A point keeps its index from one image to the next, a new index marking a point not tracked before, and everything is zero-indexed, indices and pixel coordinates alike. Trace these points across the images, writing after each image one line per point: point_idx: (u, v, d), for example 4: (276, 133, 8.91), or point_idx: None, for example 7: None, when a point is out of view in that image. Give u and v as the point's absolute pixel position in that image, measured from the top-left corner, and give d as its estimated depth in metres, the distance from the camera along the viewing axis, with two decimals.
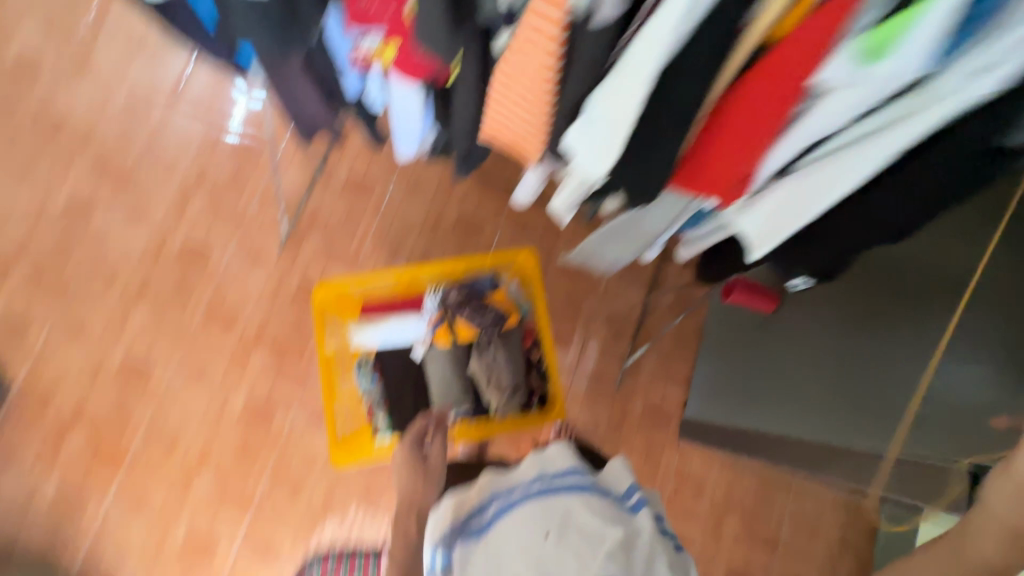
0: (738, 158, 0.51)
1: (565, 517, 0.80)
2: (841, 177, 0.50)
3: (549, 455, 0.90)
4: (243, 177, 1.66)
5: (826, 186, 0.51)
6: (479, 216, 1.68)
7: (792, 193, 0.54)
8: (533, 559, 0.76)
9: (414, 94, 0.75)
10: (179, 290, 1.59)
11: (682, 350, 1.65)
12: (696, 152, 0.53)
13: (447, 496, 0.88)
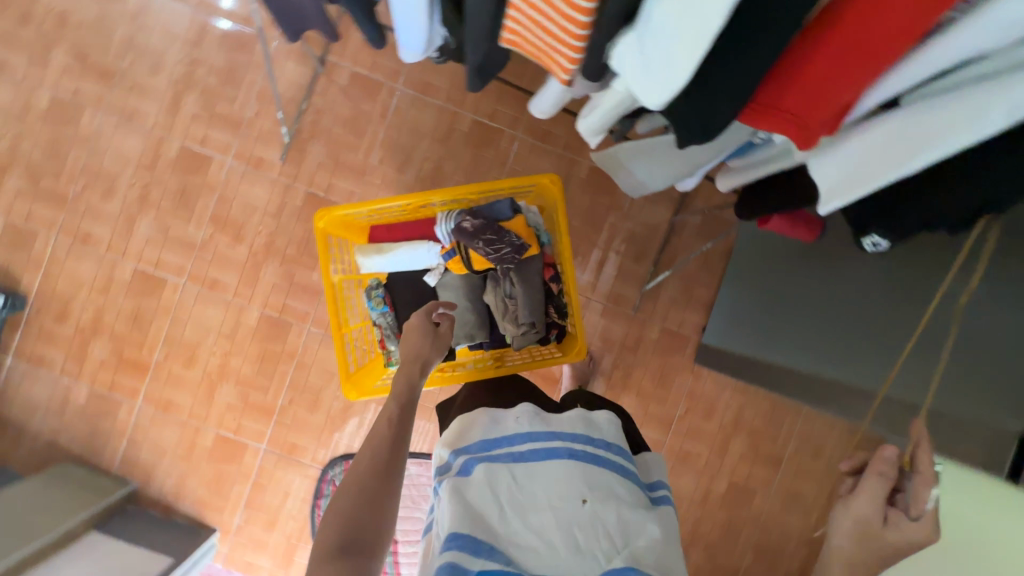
0: (836, 87, 0.40)
1: (613, 496, 0.61)
2: (968, 122, 0.37)
3: (600, 419, 0.70)
4: (236, 76, 1.51)
5: (940, 134, 0.39)
6: (495, 125, 1.53)
7: (892, 137, 0.43)
8: (565, 529, 0.58)
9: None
10: (181, 201, 1.52)
11: (705, 275, 1.58)
12: (782, 77, 0.42)
13: (475, 414, 0.72)
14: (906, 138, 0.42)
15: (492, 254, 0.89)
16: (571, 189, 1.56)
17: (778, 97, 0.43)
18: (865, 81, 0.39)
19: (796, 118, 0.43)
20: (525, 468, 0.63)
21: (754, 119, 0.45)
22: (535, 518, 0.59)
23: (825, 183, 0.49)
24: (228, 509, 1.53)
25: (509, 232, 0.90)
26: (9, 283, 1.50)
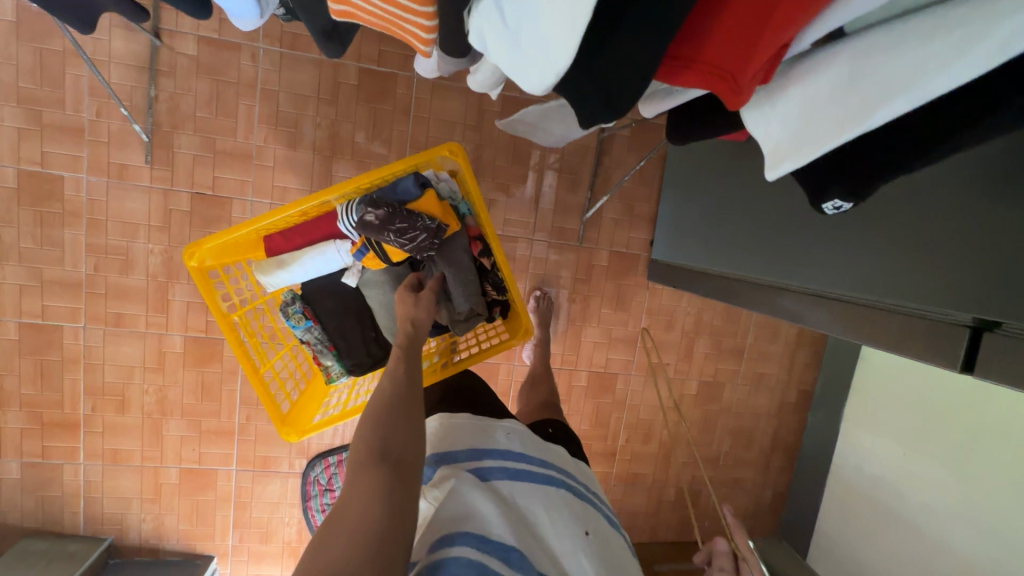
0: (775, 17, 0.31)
1: (606, 534, 0.62)
2: (941, 61, 0.30)
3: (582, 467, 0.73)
4: (55, 73, 1.23)
5: (908, 67, 0.32)
6: (385, 70, 1.33)
7: (845, 77, 0.35)
8: (567, 557, 0.56)
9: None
10: (45, 237, 1.29)
11: (644, 190, 1.51)
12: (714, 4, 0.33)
13: (461, 420, 0.67)
14: (863, 76, 0.34)
15: (407, 244, 0.78)
16: (488, 127, 1.41)
17: (706, 38, 0.34)
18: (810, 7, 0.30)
19: (723, 72, 0.34)
20: (529, 482, 0.60)
21: (673, 76, 0.36)
22: (536, 537, 0.56)
23: (766, 144, 0.41)
24: (218, 533, 1.49)
25: (420, 215, 0.79)
26: None
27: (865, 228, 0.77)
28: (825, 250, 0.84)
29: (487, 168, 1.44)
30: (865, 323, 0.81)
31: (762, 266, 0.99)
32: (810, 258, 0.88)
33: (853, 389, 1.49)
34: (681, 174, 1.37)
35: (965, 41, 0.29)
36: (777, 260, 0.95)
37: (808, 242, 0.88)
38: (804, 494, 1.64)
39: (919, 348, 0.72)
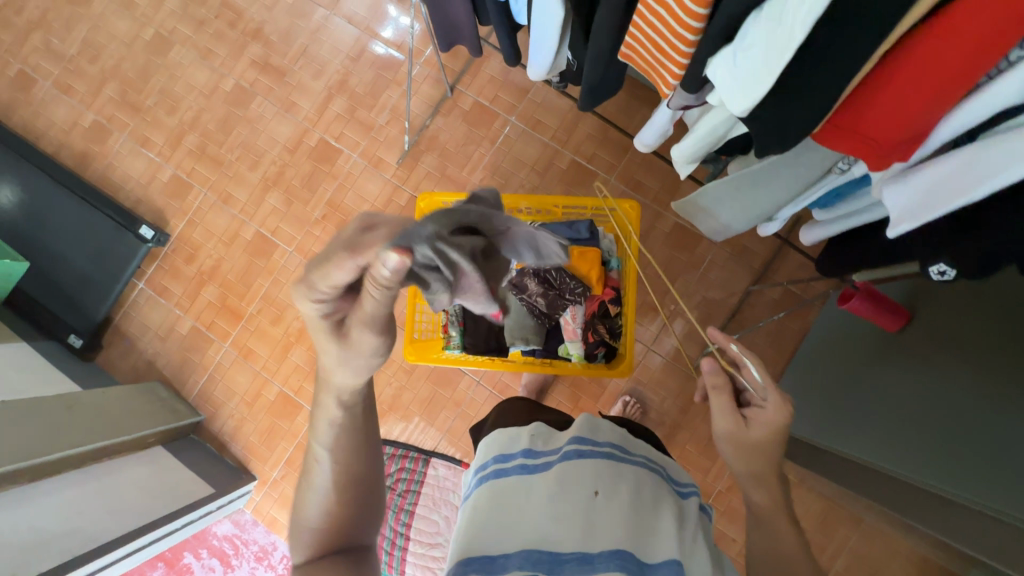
0: (909, 115, 0.42)
1: (633, 490, 0.64)
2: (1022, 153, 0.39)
3: (602, 426, 0.74)
4: (379, 90, 1.76)
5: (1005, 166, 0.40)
6: (591, 167, 1.64)
7: (955, 173, 0.44)
8: (584, 520, 0.59)
9: (555, 14, 0.73)
10: (309, 184, 1.75)
11: (773, 352, 1.53)
12: (861, 98, 0.44)
13: (496, 432, 0.76)
14: (969, 171, 0.43)
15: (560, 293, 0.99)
16: (652, 239, 1.60)
17: (853, 122, 0.46)
18: (938, 110, 0.41)
19: (866, 141, 0.46)
20: (537, 473, 0.67)
21: (831, 139, 0.48)
22: (556, 505, 0.61)
23: (891, 211, 0.50)
24: (271, 461, 1.65)
25: (574, 280, 0.99)
26: (160, 222, 1.79)
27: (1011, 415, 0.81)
28: (975, 440, 0.84)
29: None
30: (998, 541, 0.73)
31: (901, 468, 0.94)
32: (956, 450, 0.86)
33: None
34: (818, 351, 1.38)
35: None
36: (918, 459, 0.92)
37: (953, 432, 0.88)
38: None
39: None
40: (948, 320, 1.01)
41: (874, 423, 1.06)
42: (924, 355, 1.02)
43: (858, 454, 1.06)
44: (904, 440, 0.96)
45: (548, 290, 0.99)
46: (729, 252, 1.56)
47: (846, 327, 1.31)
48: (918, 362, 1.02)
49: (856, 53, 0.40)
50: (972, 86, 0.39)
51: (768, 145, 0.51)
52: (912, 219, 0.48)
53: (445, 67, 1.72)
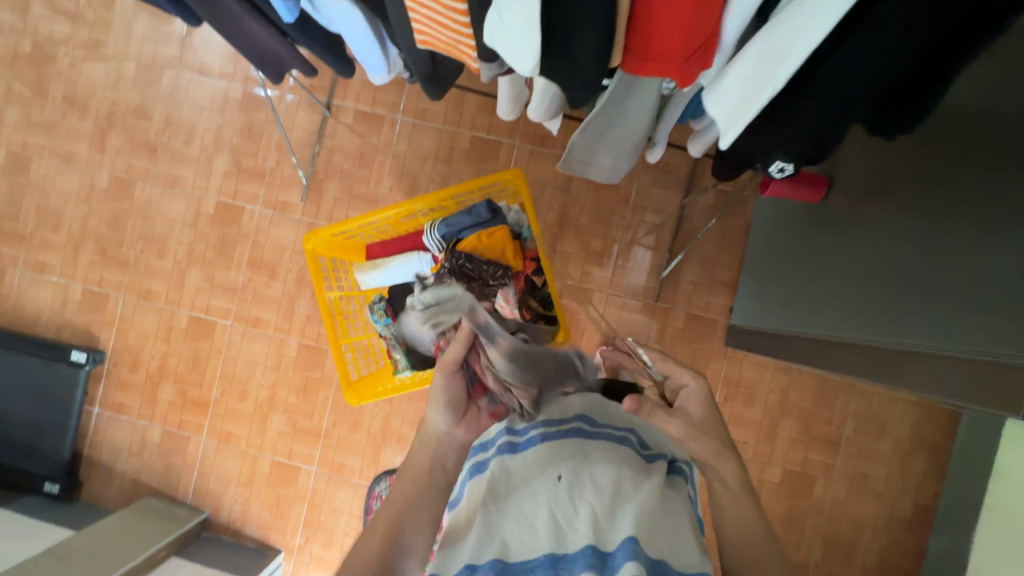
0: (688, 16, 0.39)
1: (605, 465, 0.61)
2: (800, 30, 0.37)
3: (572, 403, 0.73)
4: (257, 133, 1.67)
5: (800, 39, 0.38)
6: (492, 138, 1.58)
7: (757, 62, 0.41)
8: (553, 513, 0.55)
9: (354, 12, 0.67)
10: (223, 251, 1.68)
11: (724, 255, 1.52)
12: (639, 15, 0.41)
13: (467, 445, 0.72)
14: (768, 57, 0.40)
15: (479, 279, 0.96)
16: (574, 188, 1.57)
17: (643, 45, 0.43)
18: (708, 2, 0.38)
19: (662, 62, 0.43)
20: (506, 469, 0.63)
21: (633, 67, 0.45)
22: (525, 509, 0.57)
23: (716, 119, 0.47)
24: (289, 529, 1.63)
25: (489, 263, 0.96)
26: (90, 342, 1.71)
27: (942, 238, 0.75)
28: (939, 277, 0.73)
29: (570, 224, 1.57)
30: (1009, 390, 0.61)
31: (893, 338, 0.81)
32: (935, 294, 0.74)
33: (988, 503, 1.26)
34: (764, 241, 1.37)
35: (813, 20, 0.36)
36: (904, 322, 0.79)
37: (926, 275, 0.76)
38: None
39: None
40: (865, 176, 0.99)
41: (828, 295, 1.01)
42: (864, 212, 0.96)
43: (822, 331, 1.01)
44: (862, 301, 0.90)
45: (470, 283, 0.95)
46: (652, 174, 1.53)
47: (781, 209, 1.30)
48: (859, 220, 0.97)
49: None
50: None
51: (580, 91, 0.49)
52: (743, 122, 0.45)
53: (313, 87, 1.63)
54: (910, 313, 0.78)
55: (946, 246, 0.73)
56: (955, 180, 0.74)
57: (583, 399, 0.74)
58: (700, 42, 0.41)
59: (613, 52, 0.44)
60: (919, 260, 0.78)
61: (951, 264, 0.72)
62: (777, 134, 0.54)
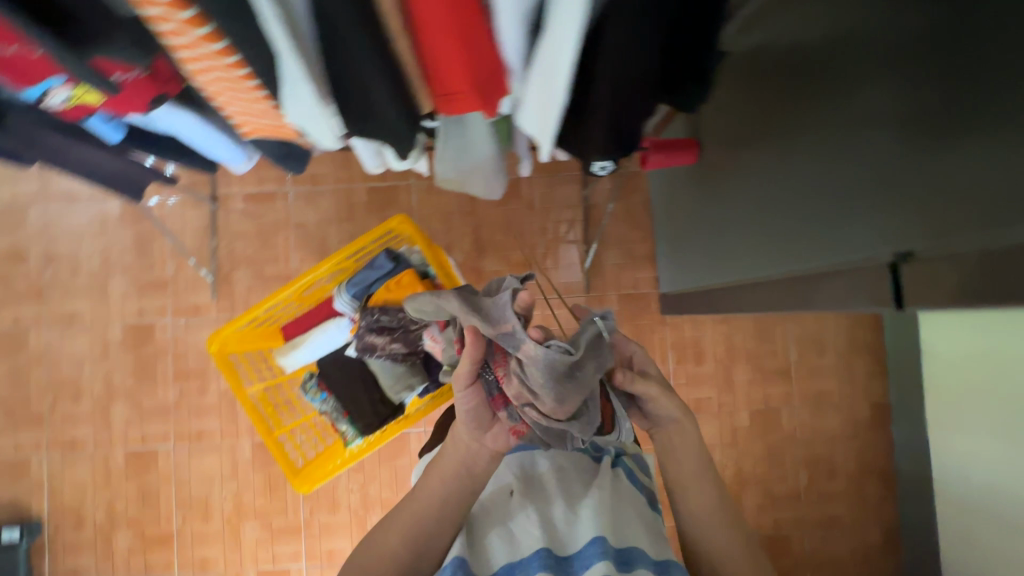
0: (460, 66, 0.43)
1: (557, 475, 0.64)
2: (553, 64, 0.41)
3: None
4: (146, 245, 1.59)
5: (559, 68, 0.41)
6: (387, 184, 1.58)
7: (539, 87, 0.45)
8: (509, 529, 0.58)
9: (191, 121, 0.66)
10: (143, 374, 1.58)
11: (637, 232, 1.57)
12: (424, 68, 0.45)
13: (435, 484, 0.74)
14: (544, 81, 0.44)
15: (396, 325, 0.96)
16: (480, 209, 1.58)
17: (436, 88, 0.46)
18: (472, 46, 0.42)
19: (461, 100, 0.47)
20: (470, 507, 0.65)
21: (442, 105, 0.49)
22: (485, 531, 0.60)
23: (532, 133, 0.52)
24: None
25: (399, 309, 0.96)
26: (22, 513, 1.56)
27: (818, 146, 0.68)
28: (822, 191, 0.67)
29: (486, 244, 1.58)
30: (905, 278, 0.49)
31: (798, 265, 0.71)
32: (831, 207, 0.64)
33: (929, 390, 1.34)
34: (666, 209, 1.43)
35: (556, 56, 0.40)
36: (808, 243, 0.69)
37: (819, 191, 0.67)
38: (925, 516, 1.40)
39: (1014, 200, 0.40)
40: (730, 125, 1.03)
41: (734, 239, 1.00)
42: (748, 152, 0.93)
43: (734, 279, 0.96)
44: (761, 234, 0.85)
45: (393, 334, 0.97)
46: (548, 176, 1.57)
47: (671, 177, 1.37)
48: (744, 162, 0.94)
49: (373, 43, 0.40)
50: (477, 30, 0.41)
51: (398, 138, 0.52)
52: (547, 137, 0.49)
53: (193, 183, 1.58)
54: (800, 233, 0.72)
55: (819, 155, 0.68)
56: (813, 98, 0.71)
57: None
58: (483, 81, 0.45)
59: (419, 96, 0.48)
60: (802, 181, 0.73)
61: (826, 174, 0.67)
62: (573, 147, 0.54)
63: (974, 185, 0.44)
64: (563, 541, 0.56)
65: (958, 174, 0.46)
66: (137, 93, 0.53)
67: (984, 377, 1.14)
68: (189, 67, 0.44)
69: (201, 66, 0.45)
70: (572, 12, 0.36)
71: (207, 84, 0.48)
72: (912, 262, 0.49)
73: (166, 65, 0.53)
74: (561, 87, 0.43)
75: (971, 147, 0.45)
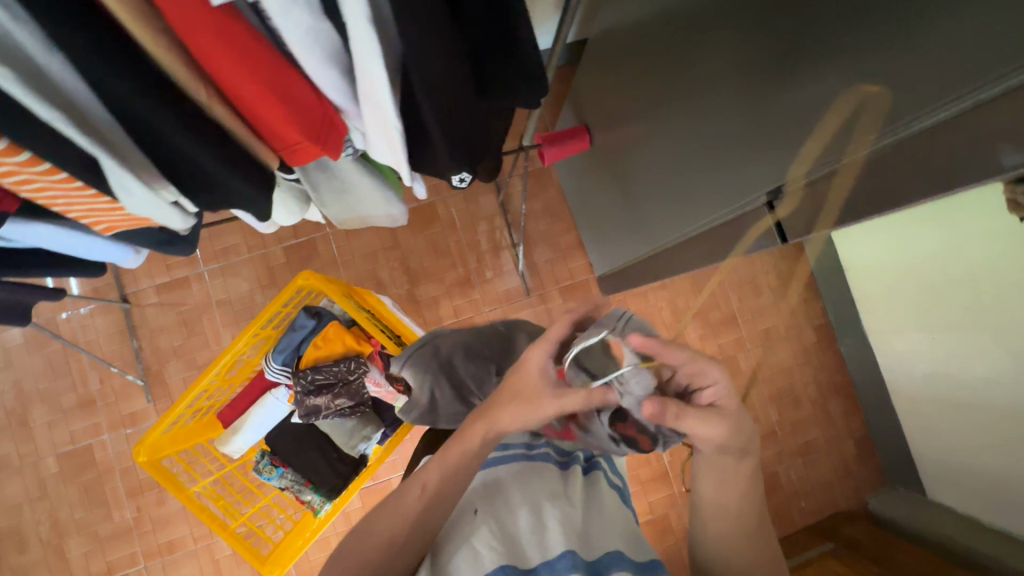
0: (290, 124, 0.46)
1: (524, 484, 0.55)
2: (372, 97, 0.46)
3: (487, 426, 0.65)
4: (61, 365, 1.47)
5: (379, 96, 0.45)
6: (303, 239, 1.52)
7: (372, 115, 0.48)
8: (465, 546, 0.50)
9: (54, 233, 0.62)
10: (91, 502, 1.45)
11: (560, 223, 1.59)
12: (256, 128, 0.47)
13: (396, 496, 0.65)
14: (373, 111, 0.48)
15: (332, 381, 0.94)
16: (404, 240, 1.55)
17: (276, 143, 0.49)
18: (295, 101, 0.46)
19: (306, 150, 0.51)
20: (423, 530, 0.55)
21: (295, 159, 0.52)
22: (437, 548, 0.51)
23: (389, 161, 0.56)
24: None
25: (331, 364, 0.94)
26: None
27: (701, 97, 0.68)
28: (712, 146, 0.67)
29: (419, 273, 1.55)
30: (804, 199, 0.53)
31: (714, 214, 0.71)
32: (726, 151, 0.64)
33: (858, 302, 1.41)
34: (580, 196, 1.45)
35: (373, 91, 0.44)
36: (715, 190, 0.69)
37: (708, 140, 0.68)
38: (887, 425, 1.45)
39: (863, 110, 0.42)
40: (610, 103, 1.05)
41: (644, 207, 0.99)
42: (637, 123, 0.93)
43: (656, 246, 0.98)
44: (667, 197, 0.86)
45: (334, 390, 0.94)
46: (462, 192, 1.57)
47: (575, 165, 1.40)
48: (633, 135, 0.95)
49: (190, 125, 0.42)
50: (292, 86, 0.45)
51: (260, 205, 0.54)
52: (399, 167, 0.54)
53: (98, 288, 1.47)
54: (704, 184, 0.72)
55: (699, 113, 0.69)
56: (684, 50, 0.71)
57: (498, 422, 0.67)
58: (319, 129, 0.49)
59: (265, 157, 0.51)
60: (691, 140, 0.73)
61: (707, 129, 0.68)
62: (429, 162, 0.56)
63: (826, 105, 0.46)
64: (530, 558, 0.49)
65: (821, 96, 0.47)
66: None
67: (901, 279, 1.20)
68: (7, 184, 0.42)
69: (19, 179, 0.43)
70: (372, 63, 0.41)
71: (34, 194, 0.46)
72: (779, 198, 0.58)
73: None
74: (390, 113, 0.47)
75: (825, 66, 0.46)
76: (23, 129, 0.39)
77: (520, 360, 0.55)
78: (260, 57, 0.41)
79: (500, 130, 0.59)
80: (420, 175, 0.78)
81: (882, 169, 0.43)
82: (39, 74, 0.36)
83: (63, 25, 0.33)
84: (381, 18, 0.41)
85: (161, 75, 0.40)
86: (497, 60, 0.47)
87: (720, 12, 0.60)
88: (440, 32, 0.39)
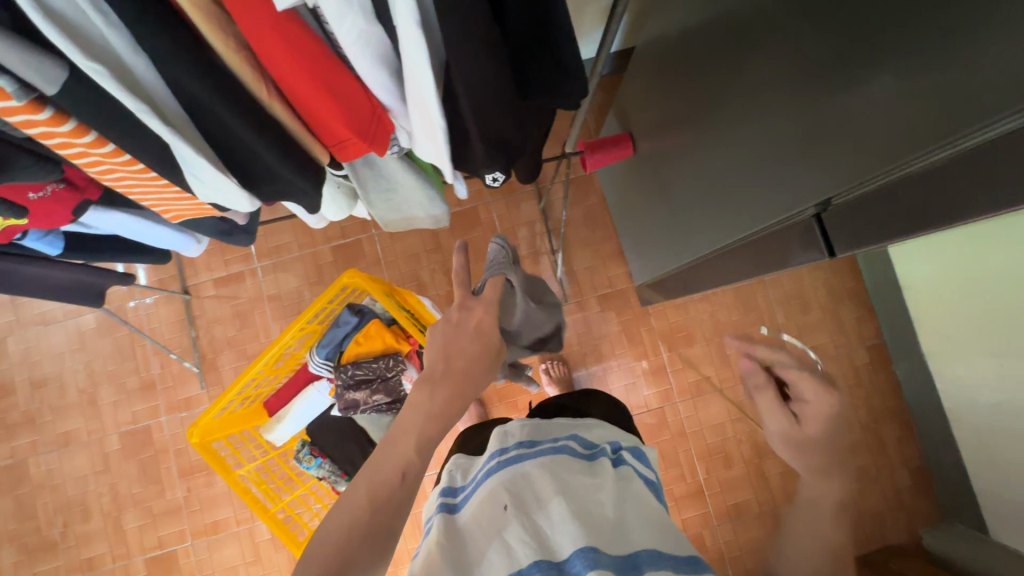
0: (343, 122, 0.49)
1: (552, 479, 0.56)
2: (418, 96, 0.48)
3: (516, 426, 0.66)
4: (127, 350, 1.58)
5: (426, 96, 0.47)
6: (350, 240, 1.58)
7: (417, 114, 0.51)
8: (499, 542, 0.51)
9: (126, 220, 0.68)
10: (147, 479, 1.55)
11: (600, 232, 1.58)
12: (310, 125, 0.50)
13: (432, 493, 0.66)
14: (419, 109, 0.50)
15: (372, 377, 0.97)
16: (445, 243, 1.59)
17: (328, 140, 0.52)
18: (348, 101, 0.48)
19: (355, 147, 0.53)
20: (456, 520, 0.57)
21: (345, 155, 0.55)
22: (472, 541, 0.52)
23: (430, 158, 0.58)
24: None
25: (371, 360, 0.97)
26: None
27: (749, 108, 0.67)
28: (758, 157, 0.66)
29: None
30: (857, 211, 0.51)
31: (756, 226, 0.70)
32: (767, 164, 0.64)
33: (915, 323, 1.33)
34: (621, 205, 1.44)
35: (419, 90, 0.46)
36: (762, 200, 0.67)
37: (754, 150, 0.67)
38: (946, 457, 1.35)
39: (914, 119, 0.40)
40: (655, 109, 1.04)
41: (688, 217, 0.97)
42: (682, 134, 0.92)
43: (697, 256, 0.96)
44: (709, 205, 0.85)
45: (372, 386, 0.97)
46: (503, 198, 1.59)
47: (617, 173, 1.39)
48: (679, 144, 0.94)
49: (252, 122, 0.46)
50: (345, 86, 0.47)
51: (313, 197, 0.57)
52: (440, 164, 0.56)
53: (163, 280, 1.58)
54: (748, 195, 0.71)
55: (746, 124, 0.68)
56: (734, 59, 0.69)
57: (527, 419, 0.69)
58: (367, 128, 0.52)
59: (316, 152, 0.54)
60: (738, 149, 0.72)
61: (754, 139, 0.67)
62: (468, 161, 0.58)
63: (872, 113, 0.44)
64: (558, 553, 0.50)
65: (871, 105, 0.44)
66: (54, 204, 0.55)
67: (966, 299, 1.13)
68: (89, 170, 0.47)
69: (100, 166, 0.48)
70: (420, 64, 0.43)
71: (115, 181, 0.51)
72: (828, 209, 0.56)
73: (78, 172, 0.56)
74: (434, 112, 0.49)
75: (880, 75, 0.43)
76: (113, 126, 0.43)
77: (479, 320, 0.54)
78: (316, 57, 0.43)
79: (539, 130, 0.61)
80: (463, 176, 0.80)
81: (941, 179, 0.41)
82: (129, 74, 0.39)
83: (146, 32, 0.37)
84: (425, 20, 0.43)
85: (230, 76, 0.43)
86: (539, 61, 0.48)
87: (773, 25, 0.60)
88: (485, 37, 0.41)
